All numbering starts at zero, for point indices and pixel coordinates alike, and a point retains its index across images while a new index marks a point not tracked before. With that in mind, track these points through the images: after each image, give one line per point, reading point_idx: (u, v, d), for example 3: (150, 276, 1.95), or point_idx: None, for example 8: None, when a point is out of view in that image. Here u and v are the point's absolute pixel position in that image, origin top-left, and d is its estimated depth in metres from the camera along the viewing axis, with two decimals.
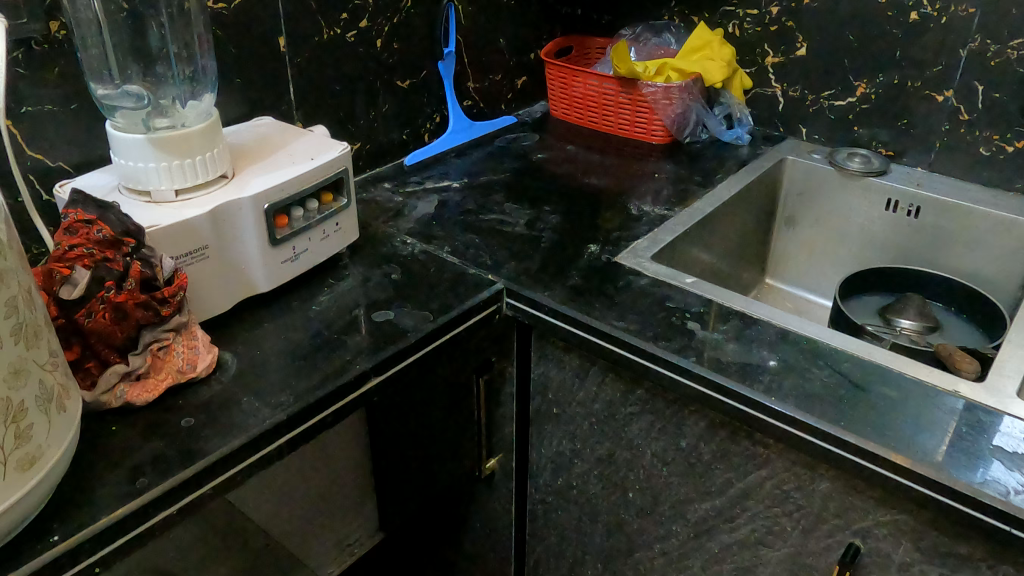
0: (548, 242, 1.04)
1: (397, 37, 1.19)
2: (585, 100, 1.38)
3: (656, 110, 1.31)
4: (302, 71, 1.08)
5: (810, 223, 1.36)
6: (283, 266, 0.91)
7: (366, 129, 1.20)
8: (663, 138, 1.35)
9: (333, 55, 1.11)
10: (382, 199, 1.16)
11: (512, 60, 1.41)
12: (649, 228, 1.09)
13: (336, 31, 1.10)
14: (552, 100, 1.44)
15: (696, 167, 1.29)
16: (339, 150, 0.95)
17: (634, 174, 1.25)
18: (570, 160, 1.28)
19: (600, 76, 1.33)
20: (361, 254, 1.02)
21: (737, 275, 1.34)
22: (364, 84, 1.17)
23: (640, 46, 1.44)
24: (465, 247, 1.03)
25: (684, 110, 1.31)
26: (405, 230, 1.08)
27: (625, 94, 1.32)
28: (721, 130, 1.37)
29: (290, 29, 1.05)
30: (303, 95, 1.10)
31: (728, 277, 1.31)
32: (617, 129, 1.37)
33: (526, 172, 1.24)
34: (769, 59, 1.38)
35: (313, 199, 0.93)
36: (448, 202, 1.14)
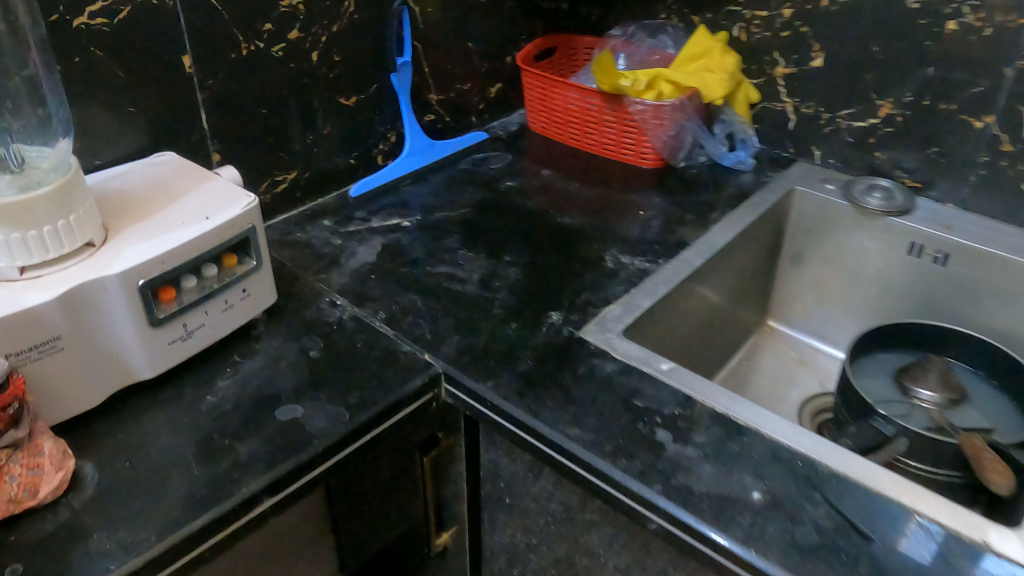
0: (502, 307, 0.88)
1: (337, 46, 1.00)
2: (566, 116, 1.20)
3: (645, 131, 1.13)
4: (217, 93, 0.91)
5: (819, 263, 1.18)
6: (171, 347, 0.75)
7: (303, 155, 1.03)
8: (653, 162, 1.17)
9: (256, 73, 0.94)
10: (317, 241, 0.99)
11: (484, 66, 1.23)
12: (624, 287, 0.92)
13: (258, 45, 0.93)
14: (530, 113, 1.25)
15: (690, 200, 1.11)
16: (245, 206, 0.78)
17: (616, 209, 1.08)
18: (542, 190, 1.10)
19: (580, 89, 1.14)
20: (279, 320, 0.86)
21: (734, 322, 1.17)
22: (298, 105, 1.00)
23: (631, 49, 1.25)
24: (403, 313, 0.87)
25: (677, 131, 1.14)
26: (337, 286, 0.91)
27: (610, 111, 1.14)
28: (721, 153, 1.19)
29: (197, 45, 0.87)
30: (219, 120, 0.93)
31: (723, 327, 1.14)
32: (601, 150, 1.19)
33: (490, 205, 1.07)
34: (779, 69, 1.18)
35: (211, 264, 0.77)
36: (394, 247, 0.98)
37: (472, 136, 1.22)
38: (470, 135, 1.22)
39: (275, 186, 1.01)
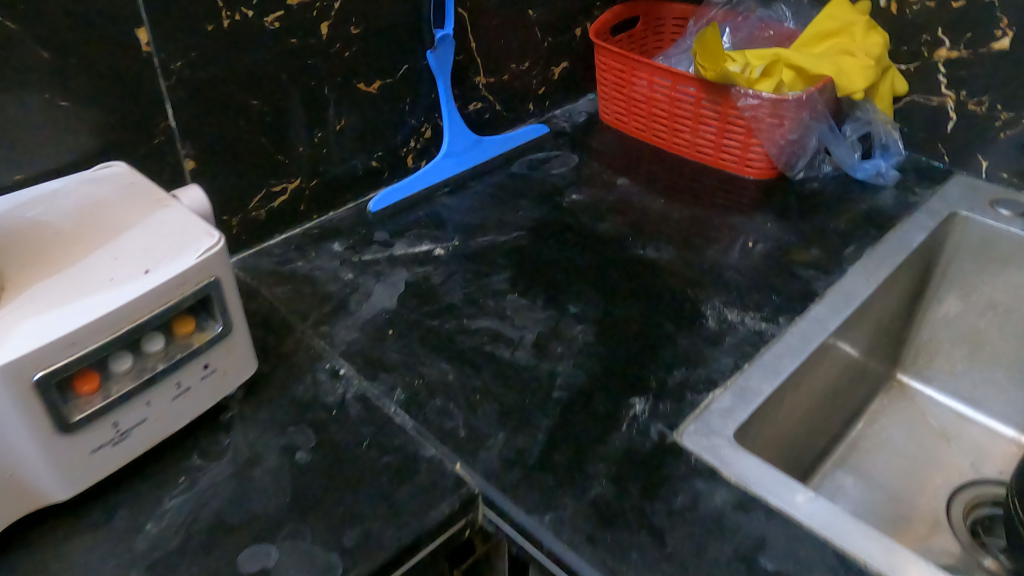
0: (566, 389, 0.64)
1: (356, 14, 0.75)
2: (648, 108, 0.92)
3: (756, 133, 0.85)
4: (189, 80, 0.67)
5: (981, 309, 0.91)
6: (95, 455, 0.53)
7: (309, 158, 0.79)
8: (762, 172, 0.88)
9: (244, 52, 0.69)
10: (322, 273, 0.75)
11: (549, 40, 0.95)
12: (733, 360, 0.66)
13: (247, 14, 0.68)
14: (602, 101, 0.98)
15: (817, 224, 0.83)
16: (203, 252, 0.54)
17: (718, 235, 0.81)
18: (621, 207, 0.84)
19: (672, 75, 0.86)
20: (258, 399, 0.63)
21: (862, 382, 0.90)
22: (302, 94, 0.75)
23: (738, 21, 0.96)
24: (429, 394, 0.63)
25: (800, 134, 0.85)
26: (342, 345, 0.68)
27: (709, 105, 0.86)
28: (853, 162, 0.90)
29: (160, 14, 0.63)
30: (193, 116, 0.68)
31: (848, 389, 0.87)
32: (693, 153, 0.92)
33: (550, 227, 0.81)
34: (942, 52, 0.90)
35: (158, 334, 0.54)
36: (421, 287, 0.73)
37: (530, 129, 0.94)
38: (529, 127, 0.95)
39: (271, 199, 0.77)
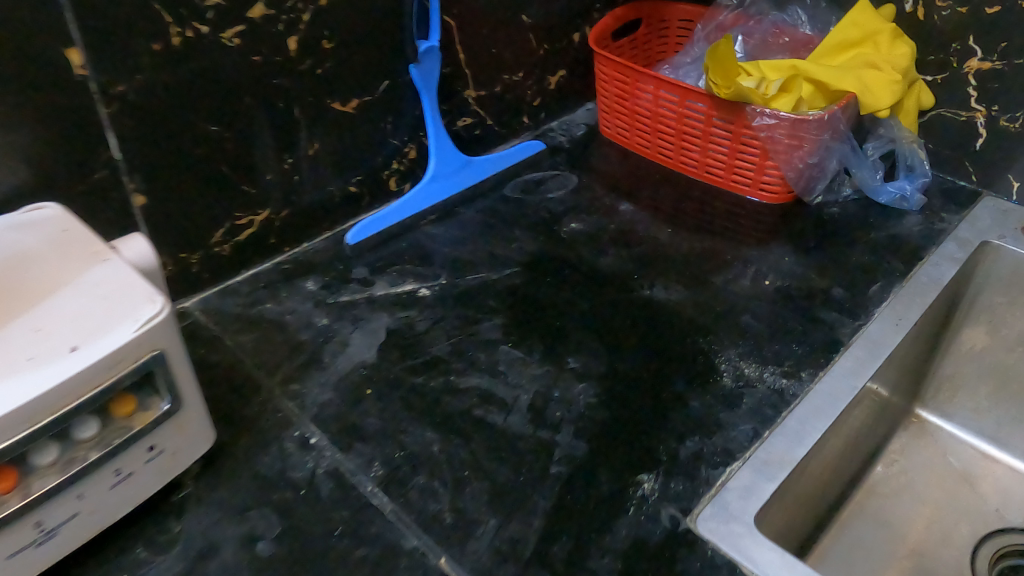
0: (566, 463, 0.57)
1: (327, 27, 0.66)
2: (653, 123, 0.84)
3: (771, 155, 0.76)
4: (135, 107, 0.58)
5: (1010, 342, 0.82)
6: (14, 560, 0.45)
7: (279, 187, 0.70)
8: (776, 195, 0.80)
9: (199, 74, 0.61)
10: (294, 318, 0.68)
11: (544, 48, 0.86)
12: (752, 427, 0.59)
13: (202, 31, 0.59)
14: (603, 112, 0.89)
15: (840, 256, 0.76)
16: (143, 323, 0.46)
17: (731, 271, 0.73)
18: (624, 237, 0.77)
19: (680, 89, 0.78)
20: (218, 476, 0.56)
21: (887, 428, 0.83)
22: (269, 117, 0.67)
23: (749, 26, 0.87)
24: (412, 469, 0.56)
25: (820, 157, 0.76)
26: (314, 408, 0.60)
27: (721, 123, 0.78)
28: (876, 184, 0.81)
29: (97, 35, 0.54)
30: (141, 147, 0.60)
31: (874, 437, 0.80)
32: (702, 173, 0.83)
33: (548, 262, 0.73)
34: (972, 63, 0.82)
35: (91, 418, 0.47)
36: (404, 336, 0.66)
37: (525, 148, 0.86)
38: (525, 145, 0.86)
39: (236, 233, 0.69)
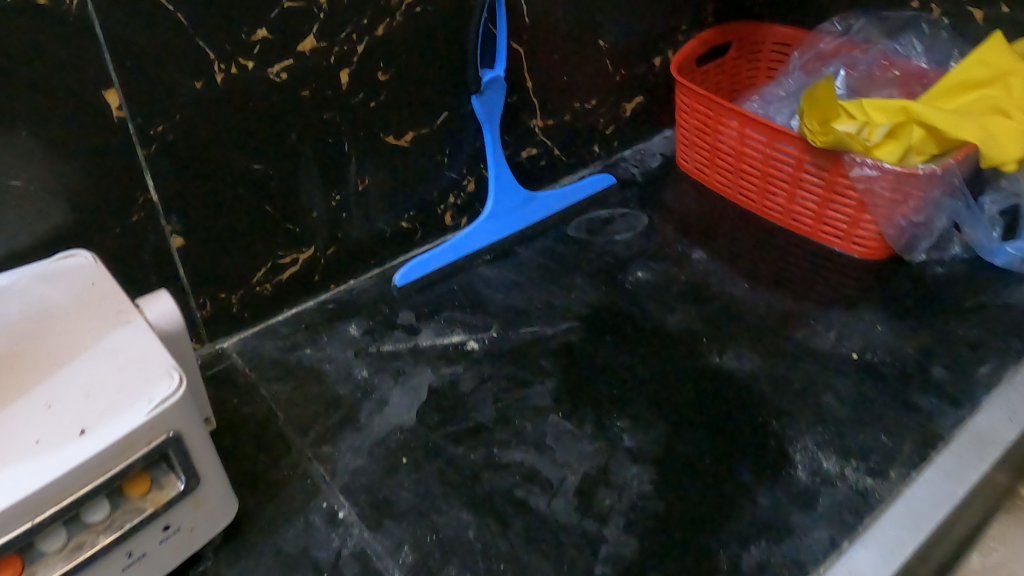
0: (612, 563, 0.51)
1: (383, 58, 0.62)
2: (736, 162, 0.76)
3: (869, 210, 0.68)
4: (175, 148, 0.55)
5: None
6: None
7: (325, 225, 0.66)
8: (872, 251, 0.71)
9: (244, 109, 0.57)
10: (333, 368, 0.64)
11: (620, 73, 0.79)
12: (829, 535, 0.52)
13: (247, 66, 0.55)
14: (681, 145, 0.81)
15: (943, 326, 0.66)
16: (156, 404, 0.43)
17: (816, 339, 0.65)
18: (695, 291, 0.69)
19: (769, 130, 0.70)
20: (239, 549, 0.52)
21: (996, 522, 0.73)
22: (317, 153, 0.62)
23: (853, 56, 0.77)
24: (443, 558, 0.51)
25: (926, 215, 0.67)
26: (345, 476, 0.56)
27: (811, 171, 0.69)
28: (992, 244, 0.71)
29: (134, 74, 0.51)
30: (179, 188, 0.57)
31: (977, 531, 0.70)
32: (787, 221, 0.75)
33: (610, 315, 0.67)
34: None
35: (102, 500, 0.45)
36: (448, 397, 0.61)
37: (595, 182, 0.79)
38: (594, 178, 0.80)
39: (279, 271, 0.66)
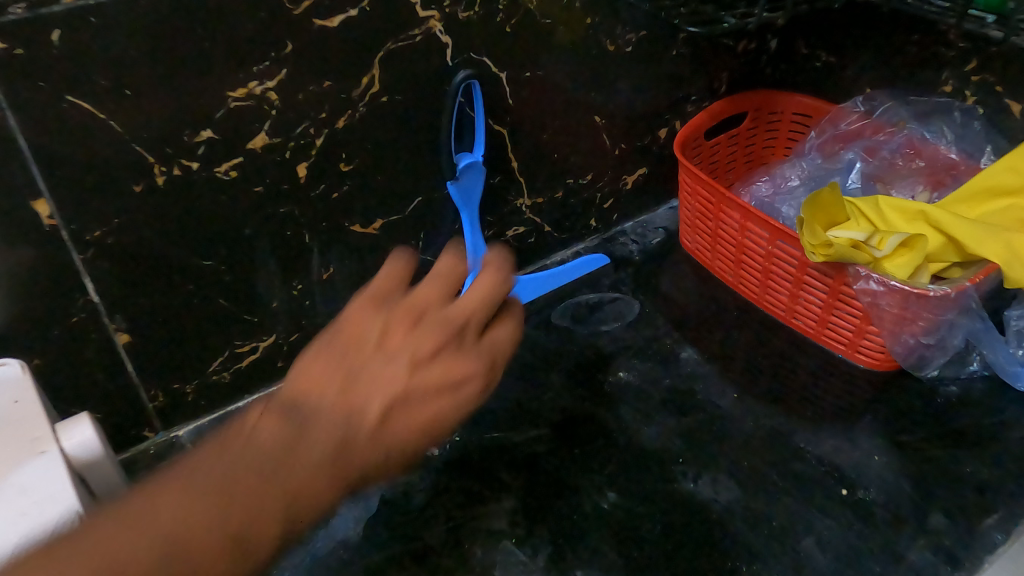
0: None
1: (346, 149, 0.58)
2: (738, 253, 0.70)
3: (874, 325, 0.62)
4: (116, 250, 0.52)
5: None
6: None
7: (286, 314, 0.63)
8: (877, 362, 0.65)
9: (190, 208, 0.54)
10: None
11: (619, 147, 0.74)
12: None
13: (191, 167, 0.52)
14: (684, 226, 0.77)
15: (947, 460, 0.59)
16: None
17: (803, 467, 0.59)
18: (677, 399, 0.65)
19: (770, 227, 0.64)
20: None
21: None
22: (274, 246, 0.59)
23: (877, 140, 0.70)
24: None
25: (937, 334, 0.61)
26: None
27: (814, 276, 0.64)
28: (1015, 366, 0.64)
29: (64, 182, 0.48)
30: (123, 288, 0.54)
31: None
32: (789, 319, 0.70)
33: (581, 424, 0.63)
34: None
35: None
36: (400, 512, 0.57)
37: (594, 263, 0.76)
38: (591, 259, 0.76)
39: (237, 360, 0.63)
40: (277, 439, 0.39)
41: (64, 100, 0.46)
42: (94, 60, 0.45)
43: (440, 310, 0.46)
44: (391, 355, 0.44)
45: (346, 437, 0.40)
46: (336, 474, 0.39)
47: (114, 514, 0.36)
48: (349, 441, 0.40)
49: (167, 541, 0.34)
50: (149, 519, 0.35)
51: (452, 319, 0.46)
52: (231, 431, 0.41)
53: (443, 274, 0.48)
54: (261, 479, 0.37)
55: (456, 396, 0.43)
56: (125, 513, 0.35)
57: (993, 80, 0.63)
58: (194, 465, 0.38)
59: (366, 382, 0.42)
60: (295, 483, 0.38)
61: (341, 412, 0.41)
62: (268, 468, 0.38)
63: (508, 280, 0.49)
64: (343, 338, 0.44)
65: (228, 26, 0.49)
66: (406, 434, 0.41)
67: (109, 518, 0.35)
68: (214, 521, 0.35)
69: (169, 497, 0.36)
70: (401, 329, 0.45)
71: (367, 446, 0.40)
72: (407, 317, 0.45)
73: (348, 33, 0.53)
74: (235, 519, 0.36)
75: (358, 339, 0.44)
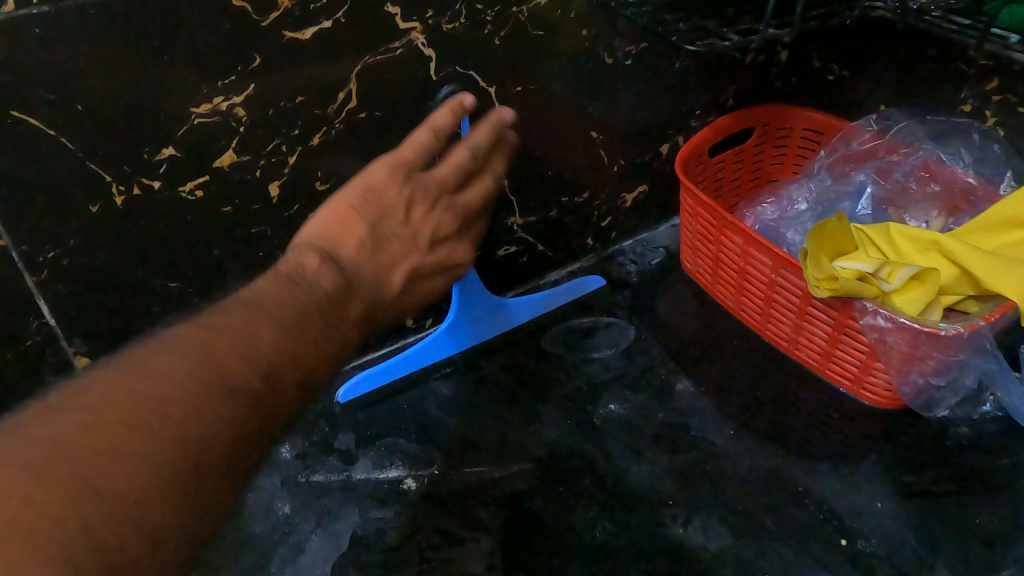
0: None
1: (322, 167, 0.55)
2: (740, 279, 0.67)
3: (881, 362, 0.58)
4: (72, 272, 0.50)
5: None
6: None
7: None
8: (884, 401, 0.61)
9: (152, 229, 0.51)
10: (254, 499, 0.58)
11: (617, 164, 0.71)
12: None
13: (152, 186, 0.49)
14: (685, 247, 0.73)
15: (956, 510, 0.55)
16: None
17: (802, 513, 0.56)
18: (671, 435, 0.61)
19: (773, 255, 0.60)
20: None
21: None
22: (245, 268, 0.56)
23: (891, 160, 0.66)
24: None
25: (949, 374, 0.57)
26: None
27: (819, 308, 0.60)
28: None
29: (12, 201, 0.45)
30: (81, 312, 0.51)
31: None
32: (792, 351, 0.66)
33: (567, 460, 0.59)
34: None
35: None
36: (370, 550, 0.54)
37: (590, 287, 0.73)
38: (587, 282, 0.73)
39: None
40: (332, 291, 0.44)
41: (9, 115, 0.43)
42: (41, 74, 0.42)
43: (445, 195, 0.53)
44: (414, 228, 0.51)
45: (377, 297, 0.48)
46: (346, 344, 0.43)
47: (178, 345, 0.37)
48: (377, 306, 0.47)
49: (225, 379, 0.37)
50: (211, 358, 0.37)
51: (466, 204, 0.54)
52: (281, 271, 0.44)
53: (458, 167, 0.53)
54: (303, 337, 0.41)
55: (446, 278, 0.54)
56: (194, 350, 0.37)
57: (1017, 102, 0.58)
58: (239, 312, 0.40)
59: (399, 246, 0.50)
60: (326, 343, 0.42)
61: (374, 266, 0.48)
62: (315, 316, 0.42)
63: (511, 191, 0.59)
64: (379, 196, 0.50)
65: (190, 37, 0.45)
66: (415, 301, 0.51)
67: (178, 345, 0.37)
68: (273, 366, 0.39)
69: (219, 335, 0.38)
70: (422, 203, 0.52)
71: (390, 304, 0.49)
72: (428, 194, 0.52)
73: (322, 46, 0.50)
74: (283, 359, 0.39)
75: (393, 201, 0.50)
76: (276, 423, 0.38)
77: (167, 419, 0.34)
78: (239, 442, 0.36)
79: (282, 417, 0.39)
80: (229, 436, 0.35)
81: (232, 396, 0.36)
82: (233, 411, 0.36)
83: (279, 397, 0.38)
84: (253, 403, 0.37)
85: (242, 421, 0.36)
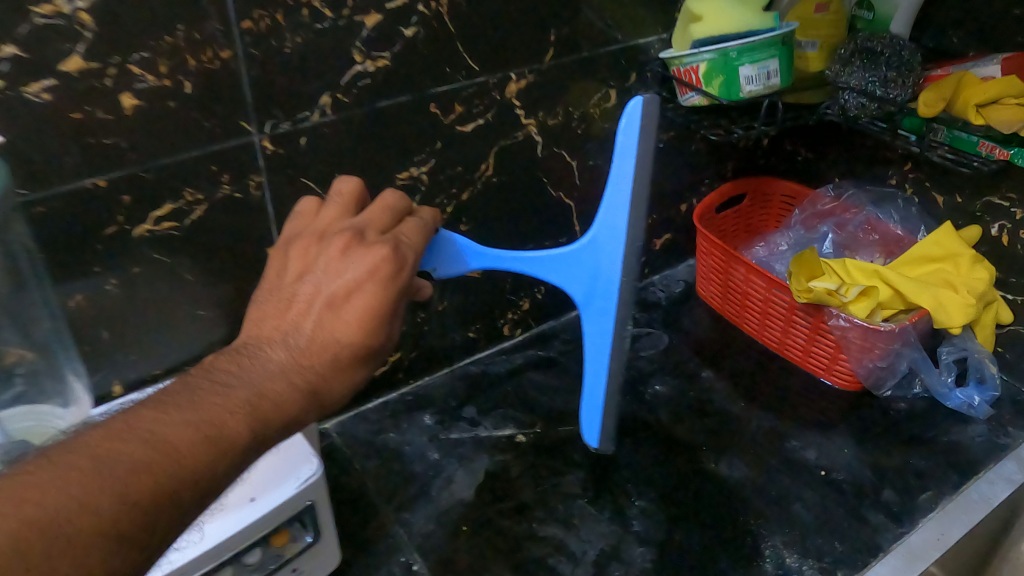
0: None
1: (466, 214, 0.81)
2: (743, 298, 0.93)
3: (844, 352, 0.84)
4: None
5: None
6: None
7: (409, 336, 0.84)
8: (847, 383, 0.88)
9: None
10: (410, 448, 0.82)
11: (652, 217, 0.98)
12: None
13: None
14: (700, 278, 1.00)
15: (896, 453, 0.81)
16: (302, 481, 0.61)
17: (792, 456, 0.81)
18: (699, 406, 0.86)
19: (768, 279, 0.87)
20: None
21: None
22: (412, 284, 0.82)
23: (845, 216, 0.93)
24: None
25: (890, 362, 0.83)
26: (417, 537, 0.72)
27: (801, 315, 0.86)
28: (945, 388, 0.86)
29: None
30: None
31: None
32: (782, 350, 0.92)
33: (628, 423, 0.84)
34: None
35: (257, 547, 0.61)
36: (499, 481, 0.78)
37: (630, 128, 0.57)
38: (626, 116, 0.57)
39: None
40: (234, 360, 0.46)
41: (300, 181, 0.68)
42: (322, 154, 0.68)
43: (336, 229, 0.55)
44: (308, 274, 0.52)
45: (293, 347, 0.48)
46: (260, 393, 0.44)
47: (93, 430, 0.39)
48: (292, 354, 0.47)
49: (112, 454, 0.37)
50: (109, 437, 0.38)
51: (361, 223, 0.56)
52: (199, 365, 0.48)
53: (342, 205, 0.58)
54: (193, 411, 0.41)
55: (374, 285, 0.51)
56: (77, 446, 0.37)
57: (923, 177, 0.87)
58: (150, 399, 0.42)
59: (300, 298, 0.51)
60: (228, 408, 0.42)
61: (278, 327, 0.49)
62: (210, 389, 0.43)
63: (435, 217, 0.61)
64: (267, 283, 0.54)
65: (405, 131, 0.72)
66: (349, 327, 0.49)
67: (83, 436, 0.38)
68: (169, 438, 0.39)
69: (124, 422, 0.39)
70: (315, 245, 0.55)
71: (310, 347, 0.48)
72: (317, 240, 0.55)
73: (477, 135, 0.77)
74: (186, 428, 0.40)
75: (280, 275, 0.54)
76: (178, 486, 0.38)
77: (24, 501, 0.33)
78: (117, 513, 0.35)
79: (173, 488, 0.38)
80: (101, 509, 0.35)
81: (117, 468, 0.36)
82: (119, 481, 0.36)
83: (179, 467, 0.38)
84: (136, 473, 0.37)
85: (121, 493, 0.36)
